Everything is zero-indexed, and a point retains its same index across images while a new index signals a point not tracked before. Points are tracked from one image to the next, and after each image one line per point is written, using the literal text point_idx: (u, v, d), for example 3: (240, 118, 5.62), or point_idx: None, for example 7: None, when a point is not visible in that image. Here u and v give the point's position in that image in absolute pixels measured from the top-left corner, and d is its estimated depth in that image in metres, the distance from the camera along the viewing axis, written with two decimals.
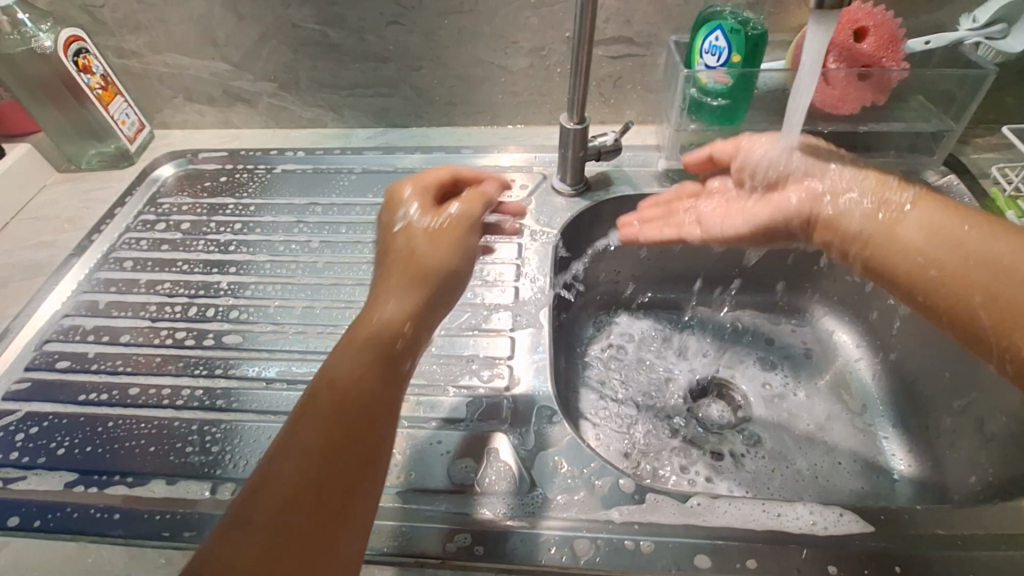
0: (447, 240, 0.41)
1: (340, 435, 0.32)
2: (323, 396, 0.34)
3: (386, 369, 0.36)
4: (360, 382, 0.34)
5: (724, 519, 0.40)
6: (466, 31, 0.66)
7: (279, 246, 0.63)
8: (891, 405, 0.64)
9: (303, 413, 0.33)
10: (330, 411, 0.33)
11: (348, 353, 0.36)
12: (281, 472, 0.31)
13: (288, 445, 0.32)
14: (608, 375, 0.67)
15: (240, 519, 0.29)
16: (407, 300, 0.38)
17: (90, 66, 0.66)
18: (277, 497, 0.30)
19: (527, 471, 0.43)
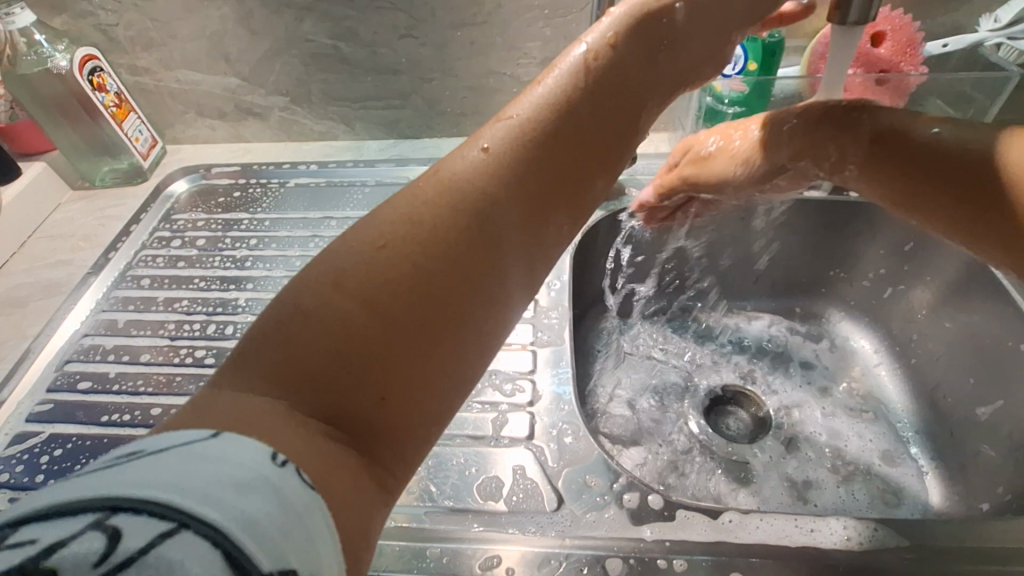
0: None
1: (508, 186, 0.29)
2: (512, 122, 0.31)
3: (592, 113, 0.32)
4: (544, 128, 0.31)
5: (756, 535, 0.39)
6: (478, 42, 0.66)
7: (296, 261, 0.63)
8: (914, 411, 0.63)
9: (478, 141, 0.31)
10: (511, 146, 0.30)
11: (552, 81, 0.32)
12: (433, 225, 0.27)
13: (461, 171, 0.29)
14: (625, 386, 0.66)
15: (370, 241, 0.26)
16: (654, 43, 0.35)
17: (104, 84, 0.67)
18: (435, 219, 0.28)
19: (554, 488, 0.43)
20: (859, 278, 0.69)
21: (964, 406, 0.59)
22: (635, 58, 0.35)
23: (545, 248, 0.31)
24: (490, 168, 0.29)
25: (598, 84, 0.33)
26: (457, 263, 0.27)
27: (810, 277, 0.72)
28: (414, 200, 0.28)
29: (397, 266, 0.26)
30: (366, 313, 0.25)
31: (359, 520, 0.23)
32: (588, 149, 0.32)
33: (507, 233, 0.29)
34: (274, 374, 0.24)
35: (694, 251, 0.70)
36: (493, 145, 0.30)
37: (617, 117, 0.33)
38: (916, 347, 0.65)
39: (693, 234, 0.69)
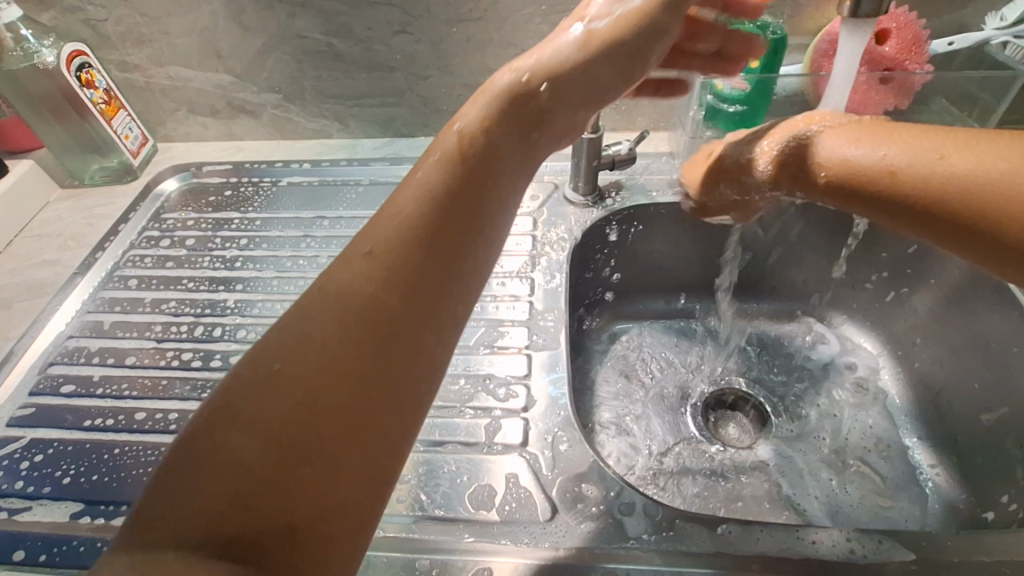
0: (592, 49, 0.35)
1: (395, 283, 0.29)
2: (389, 220, 0.30)
3: (473, 188, 0.32)
4: (422, 216, 0.31)
5: (757, 547, 0.38)
6: (475, 39, 0.64)
7: (287, 262, 0.61)
8: (917, 418, 0.62)
9: (360, 245, 0.30)
10: (390, 244, 0.30)
11: (426, 167, 0.32)
12: (319, 335, 0.27)
13: (342, 277, 0.29)
14: (623, 390, 0.65)
15: (259, 368, 0.27)
16: (526, 116, 0.35)
17: (93, 81, 0.65)
18: (318, 333, 0.27)
19: (548, 497, 0.42)
20: (861, 281, 0.68)
21: (966, 413, 0.57)
22: (504, 132, 0.34)
23: (447, 327, 0.30)
24: (371, 269, 0.29)
25: (475, 163, 0.33)
26: (349, 372, 0.27)
27: (812, 280, 0.70)
28: (301, 315, 0.28)
29: (287, 390, 0.26)
30: (263, 446, 0.25)
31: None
32: (475, 223, 0.32)
33: (402, 329, 0.28)
34: (189, 519, 0.24)
35: (694, 253, 0.69)
36: (373, 246, 0.30)
37: (496, 187, 0.33)
38: (919, 351, 0.64)
39: (693, 236, 0.67)
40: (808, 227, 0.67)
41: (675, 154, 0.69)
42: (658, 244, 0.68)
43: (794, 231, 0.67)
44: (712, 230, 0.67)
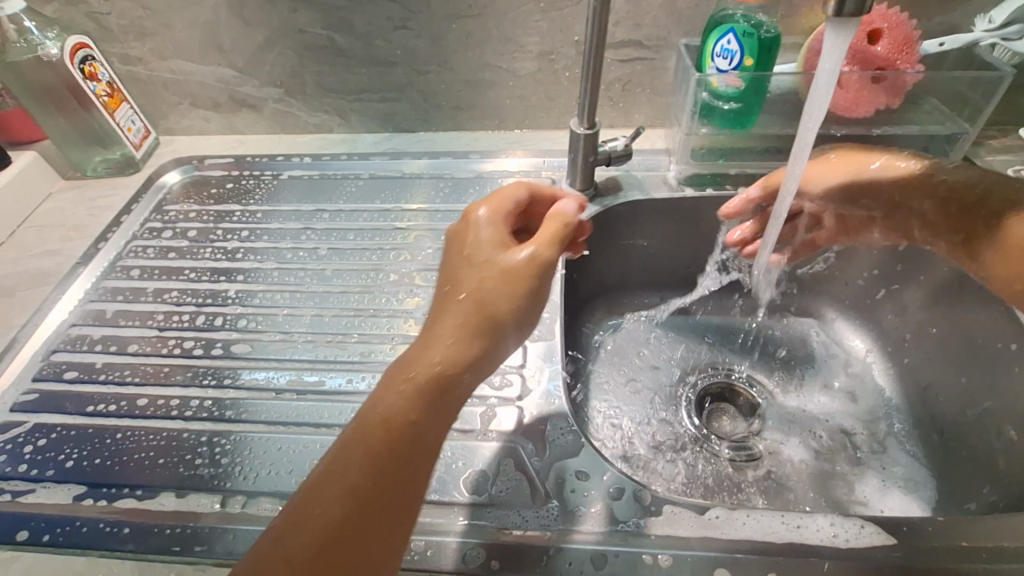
0: (471, 330, 0.36)
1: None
2: (293, 517, 0.32)
3: (382, 484, 0.33)
4: (335, 512, 0.32)
5: (743, 531, 0.39)
6: (474, 36, 0.65)
7: (287, 253, 0.62)
8: (906, 412, 0.63)
9: (272, 534, 0.32)
10: (293, 545, 0.31)
11: (332, 462, 0.34)
12: (290, 550, 0.31)
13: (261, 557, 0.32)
14: (618, 381, 0.66)
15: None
16: (421, 399, 0.35)
17: (96, 73, 0.66)
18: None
19: (540, 482, 0.43)
20: (853, 277, 0.69)
21: (951, 407, 0.59)
22: (404, 413, 0.35)
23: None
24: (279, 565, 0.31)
25: (373, 456, 0.33)
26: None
27: (805, 277, 0.71)
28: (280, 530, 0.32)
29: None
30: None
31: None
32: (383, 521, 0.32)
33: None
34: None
35: (689, 249, 0.70)
36: (290, 527, 0.32)
37: (397, 475, 0.33)
38: (908, 347, 0.65)
39: (688, 231, 0.68)
40: None
41: (671, 151, 0.70)
42: (653, 239, 0.69)
43: None
44: (706, 225, 0.68)
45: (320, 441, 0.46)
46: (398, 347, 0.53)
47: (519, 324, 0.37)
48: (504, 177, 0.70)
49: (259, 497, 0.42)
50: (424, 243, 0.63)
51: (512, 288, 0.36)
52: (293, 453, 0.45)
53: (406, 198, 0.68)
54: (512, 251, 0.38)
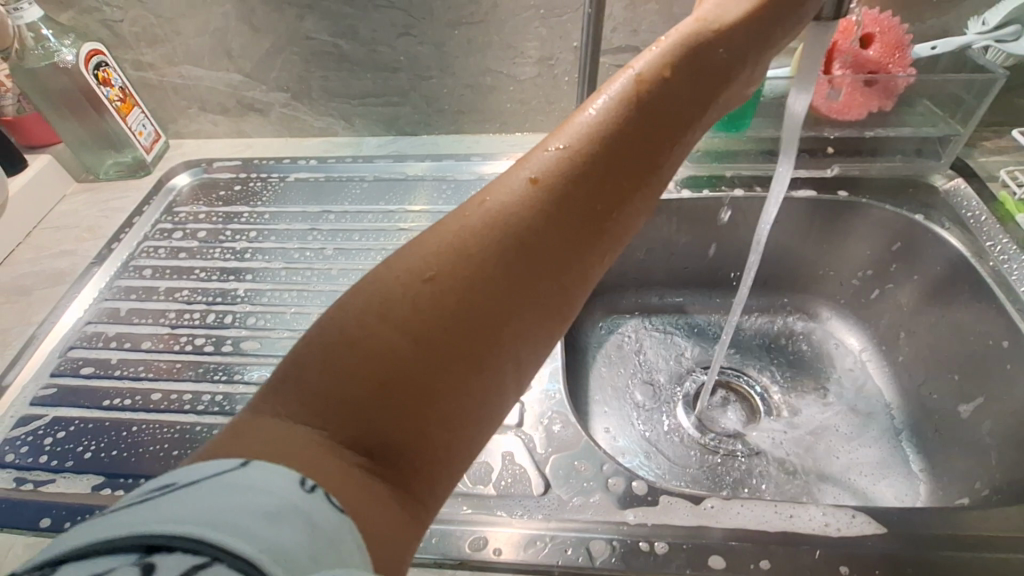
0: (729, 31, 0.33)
1: (514, 255, 0.26)
2: (516, 188, 0.27)
3: (599, 188, 0.28)
4: (540, 200, 0.27)
5: (737, 520, 0.41)
6: (476, 41, 0.67)
7: (295, 253, 0.64)
8: (901, 407, 0.64)
9: (488, 203, 0.27)
10: (511, 225, 0.27)
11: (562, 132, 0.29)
12: (492, 225, 0.26)
13: (462, 231, 0.26)
14: (618, 378, 0.68)
15: (436, 255, 0.26)
16: (687, 83, 0.31)
17: (110, 79, 0.69)
18: (455, 278, 0.25)
19: (542, 473, 0.44)
20: (850, 276, 0.70)
21: (946, 403, 0.60)
22: (667, 95, 0.30)
23: (566, 305, 0.28)
24: (489, 240, 0.26)
25: (629, 131, 0.29)
26: (475, 338, 0.25)
27: (802, 275, 0.72)
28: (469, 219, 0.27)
29: (415, 335, 0.24)
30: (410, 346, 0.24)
31: (395, 550, 0.22)
32: (614, 209, 0.29)
33: (528, 295, 0.26)
34: (320, 403, 0.23)
35: (688, 248, 0.71)
36: (493, 212, 0.27)
37: (651, 155, 0.30)
38: (903, 344, 0.66)
39: (685, 231, 0.70)
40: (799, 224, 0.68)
41: None
42: (652, 238, 0.70)
43: (789, 225, 0.68)
44: (703, 225, 0.69)
45: None
46: None
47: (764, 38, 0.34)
48: None
49: None
50: None
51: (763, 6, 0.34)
52: None
53: (410, 200, 0.70)
54: None
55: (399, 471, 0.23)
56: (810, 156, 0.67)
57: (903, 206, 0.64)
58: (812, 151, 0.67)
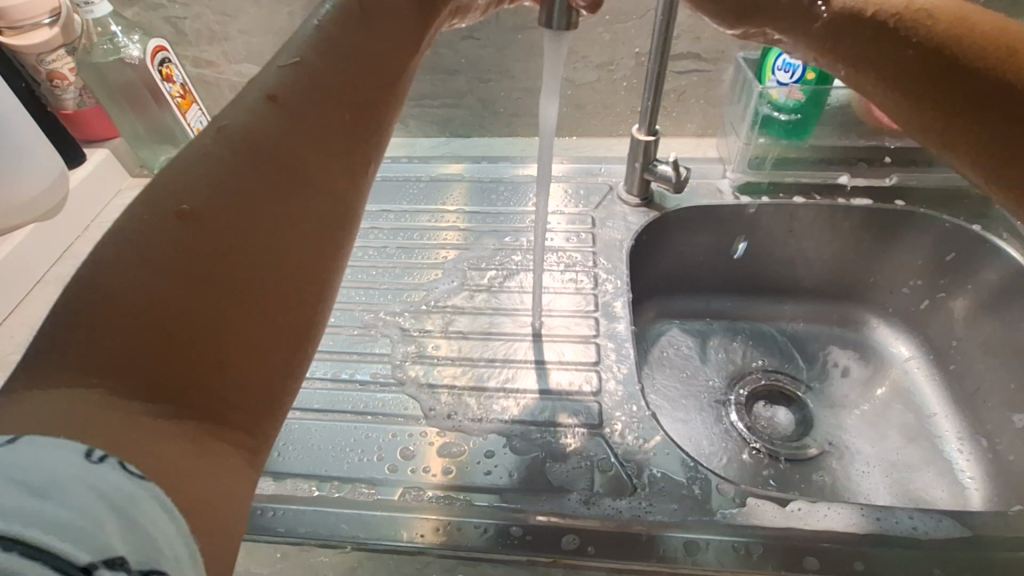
0: None
1: (277, 189, 0.33)
2: (261, 127, 0.33)
3: (338, 120, 0.36)
4: (288, 140, 0.34)
5: (826, 522, 0.41)
6: (538, 45, 0.68)
7: (359, 252, 0.66)
8: (952, 416, 0.64)
9: (240, 146, 0.33)
10: (272, 163, 0.33)
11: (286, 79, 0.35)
12: (247, 166, 0.32)
13: (213, 173, 0.31)
14: (675, 375, 0.69)
15: (188, 203, 0.30)
16: (402, 18, 0.40)
17: (172, 75, 0.69)
18: (210, 215, 0.30)
19: (625, 473, 0.45)
20: (902, 285, 0.70)
21: (1001, 410, 0.60)
22: (388, 24, 0.39)
23: (345, 226, 0.35)
24: (248, 181, 0.32)
25: (356, 60, 0.38)
26: (249, 267, 0.30)
27: (848, 283, 0.73)
28: (225, 168, 0.32)
29: (182, 270, 0.28)
30: (179, 283, 0.28)
31: (215, 483, 0.25)
32: (364, 131, 0.37)
33: (296, 221, 0.33)
34: (91, 364, 0.25)
35: (743, 252, 0.72)
36: (246, 153, 0.32)
37: (381, 86, 0.38)
38: (954, 352, 0.66)
39: (742, 235, 0.70)
40: (851, 232, 0.69)
41: (724, 159, 0.72)
42: (703, 245, 0.71)
43: (843, 230, 0.68)
44: (760, 229, 0.69)
45: (407, 430, 0.49)
46: (462, 344, 0.56)
47: None
48: None
49: (355, 482, 0.45)
50: (486, 245, 0.66)
51: None
52: (382, 441, 0.48)
53: (443, 199, 0.72)
54: None
55: (197, 404, 0.27)
56: (867, 165, 0.68)
57: (960, 216, 0.65)
58: (869, 161, 0.68)
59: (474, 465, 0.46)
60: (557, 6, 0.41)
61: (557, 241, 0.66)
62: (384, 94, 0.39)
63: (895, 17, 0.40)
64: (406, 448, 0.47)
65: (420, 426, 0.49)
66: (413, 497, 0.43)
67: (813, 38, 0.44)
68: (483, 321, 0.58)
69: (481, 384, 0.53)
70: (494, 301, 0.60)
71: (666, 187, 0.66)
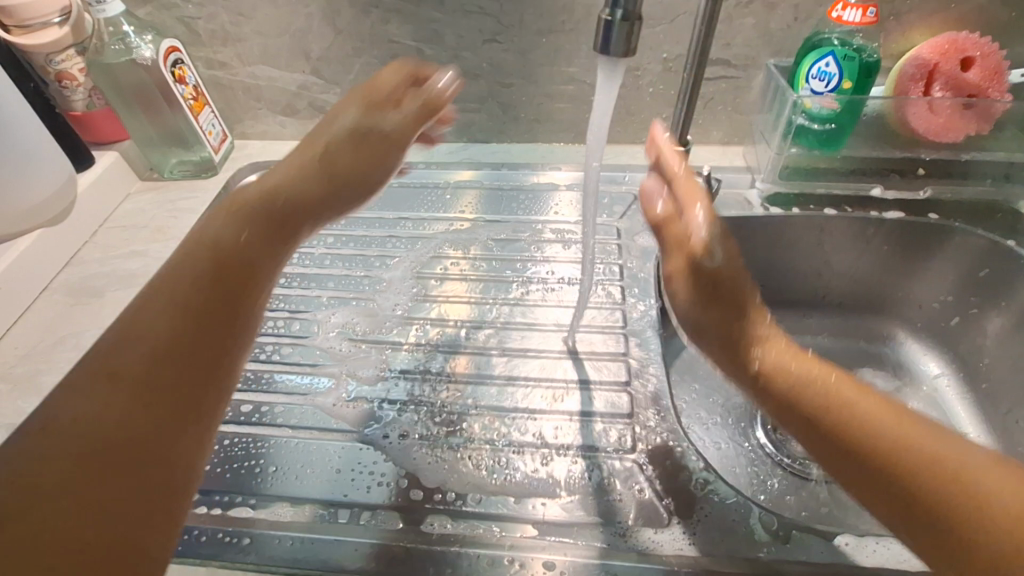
0: (309, 170, 0.42)
1: (137, 398, 0.30)
2: (110, 351, 0.31)
3: (201, 308, 0.34)
4: (145, 347, 0.32)
5: (875, 558, 0.39)
6: (563, 50, 0.66)
7: (376, 261, 0.64)
8: (987, 439, 0.60)
9: (92, 370, 0.30)
10: (129, 369, 0.31)
11: (141, 294, 0.34)
12: (97, 382, 0.30)
13: (57, 406, 0.29)
14: (701, 384, 0.67)
15: (33, 447, 0.28)
16: (277, 214, 0.40)
17: (184, 76, 0.67)
18: (58, 451, 0.28)
19: (663, 503, 0.42)
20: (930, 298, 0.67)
21: None
22: (259, 230, 0.39)
23: (216, 407, 0.33)
24: (103, 397, 0.30)
25: (223, 259, 0.36)
26: (104, 485, 0.28)
27: (874, 295, 0.70)
28: (72, 394, 0.30)
29: (22, 520, 0.26)
30: (18, 530, 0.26)
31: None
32: (231, 318, 0.35)
33: (157, 417, 0.31)
34: None
35: (770, 262, 0.69)
36: (103, 373, 0.30)
37: (255, 267, 0.38)
38: (987, 371, 0.62)
39: (769, 247, 0.68)
40: (882, 241, 0.66)
41: (752, 169, 0.71)
42: None
43: (874, 243, 0.66)
44: (789, 241, 0.67)
45: (430, 453, 0.47)
46: (484, 360, 0.54)
47: (361, 177, 0.43)
48: (556, 191, 0.71)
49: (378, 509, 0.43)
50: (505, 255, 0.64)
51: (357, 148, 0.43)
52: (408, 465, 0.46)
53: (460, 207, 0.70)
54: (363, 110, 0.44)
55: None
56: (901, 176, 0.66)
57: (993, 231, 0.63)
58: (902, 173, 0.67)
59: (498, 493, 0.44)
60: (618, 28, 0.38)
61: (577, 252, 0.64)
62: (259, 271, 0.38)
63: (808, 394, 0.34)
64: (428, 473, 0.45)
65: (444, 449, 0.47)
66: (436, 526, 0.42)
67: (745, 365, 0.36)
68: (506, 336, 0.56)
69: (505, 403, 0.50)
70: (516, 315, 0.58)
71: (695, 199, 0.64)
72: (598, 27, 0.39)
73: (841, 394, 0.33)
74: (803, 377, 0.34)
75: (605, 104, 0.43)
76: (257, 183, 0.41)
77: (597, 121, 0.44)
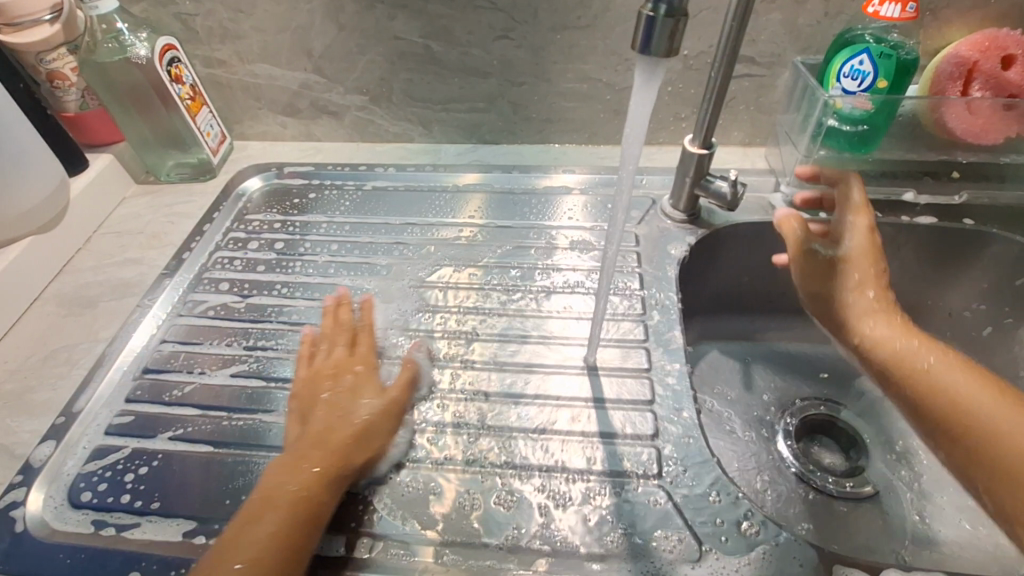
0: (371, 373, 0.49)
1: (286, 512, 0.38)
2: (270, 484, 0.40)
3: (325, 447, 0.42)
4: (293, 479, 0.40)
5: None
6: (578, 46, 0.63)
7: (382, 269, 0.61)
8: None
9: (260, 496, 0.39)
10: (281, 491, 0.39)
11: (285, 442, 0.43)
12: (267, 503, 0.39)
13: (235, 529, 0.37)
14: (728, 390, 0.63)
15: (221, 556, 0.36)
16: (369, 384, 0.47)
17: (181, 75, 0.63)
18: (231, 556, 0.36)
19: (694, 534, 0.40)
20: (964, 307, 0.63)
21: None
22: (351, 389, 0.47)
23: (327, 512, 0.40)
24: (260, 515, 0.38)
25: (330, 408, 0.45)
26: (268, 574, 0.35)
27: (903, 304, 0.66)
28: (246, 516, 0.38)
29: None
30: None
31: None
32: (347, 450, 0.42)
33: (294, 521, 0.38)
34: None
35: None
36: (265, 498, 0.39)
37: (355, 412, 0.45)
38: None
39: None
40: (911, 249, 0.63)
41: (775, 171, 0.67)
42: (750, 265, 0.66)
43: (903, 250, 0.63)
44: None
45: (440, 478, 0.44)
46: (497, 376, 0.51)
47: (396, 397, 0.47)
48: (569, 194, 0.68)
49: (385, 540, 0.41)
50: (517, 263, 0.61)
51: (391, 402, 0.46)
52: (417, 492, 0.43)
53: (468, 212, 0.67)
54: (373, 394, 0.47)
55: None
56: (934, 178, 0.63)
57: None
58: (936, 175, 0.63)
59: (514, 525, 0.41)
60: (660, 24, 0.35)
61: (593, 260, 0.61)
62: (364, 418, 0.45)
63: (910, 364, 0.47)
64: (439, 501, 0.43)
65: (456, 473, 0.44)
66: (450, 560, 0.39)
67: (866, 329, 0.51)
68: (519, 350, 0.53)
69: (520, 423, 0.48)
70: (531, 327, 0.55)
71: (717, 204, 0.60)
72: (638, 22, 0.36)
73: (933, 363, 0.46)
74: (902, 344, 0.49)
75: (639, 108, 0.39)
76: (346, 349, 0.50)
77: (630, 127, 0.41)
